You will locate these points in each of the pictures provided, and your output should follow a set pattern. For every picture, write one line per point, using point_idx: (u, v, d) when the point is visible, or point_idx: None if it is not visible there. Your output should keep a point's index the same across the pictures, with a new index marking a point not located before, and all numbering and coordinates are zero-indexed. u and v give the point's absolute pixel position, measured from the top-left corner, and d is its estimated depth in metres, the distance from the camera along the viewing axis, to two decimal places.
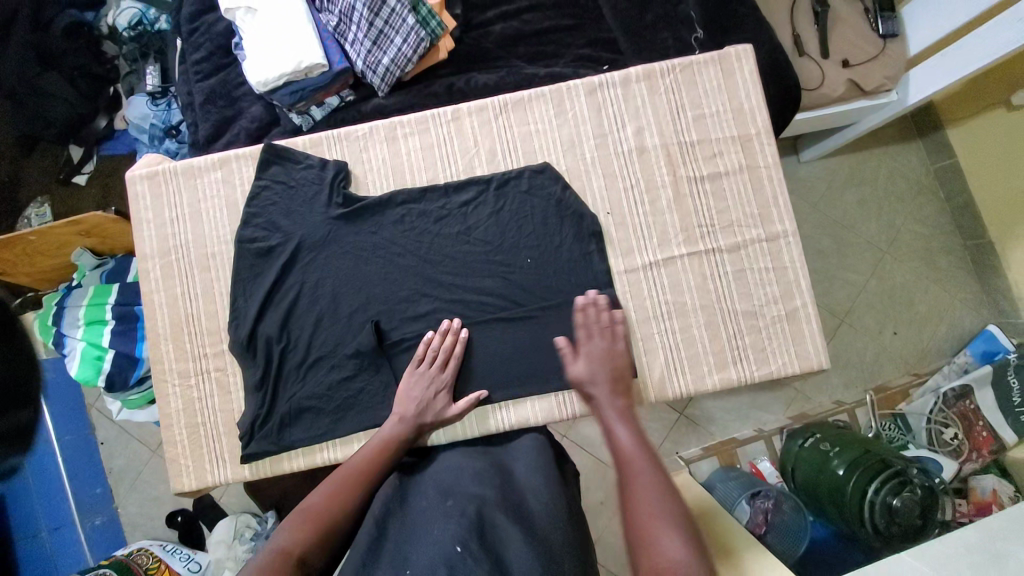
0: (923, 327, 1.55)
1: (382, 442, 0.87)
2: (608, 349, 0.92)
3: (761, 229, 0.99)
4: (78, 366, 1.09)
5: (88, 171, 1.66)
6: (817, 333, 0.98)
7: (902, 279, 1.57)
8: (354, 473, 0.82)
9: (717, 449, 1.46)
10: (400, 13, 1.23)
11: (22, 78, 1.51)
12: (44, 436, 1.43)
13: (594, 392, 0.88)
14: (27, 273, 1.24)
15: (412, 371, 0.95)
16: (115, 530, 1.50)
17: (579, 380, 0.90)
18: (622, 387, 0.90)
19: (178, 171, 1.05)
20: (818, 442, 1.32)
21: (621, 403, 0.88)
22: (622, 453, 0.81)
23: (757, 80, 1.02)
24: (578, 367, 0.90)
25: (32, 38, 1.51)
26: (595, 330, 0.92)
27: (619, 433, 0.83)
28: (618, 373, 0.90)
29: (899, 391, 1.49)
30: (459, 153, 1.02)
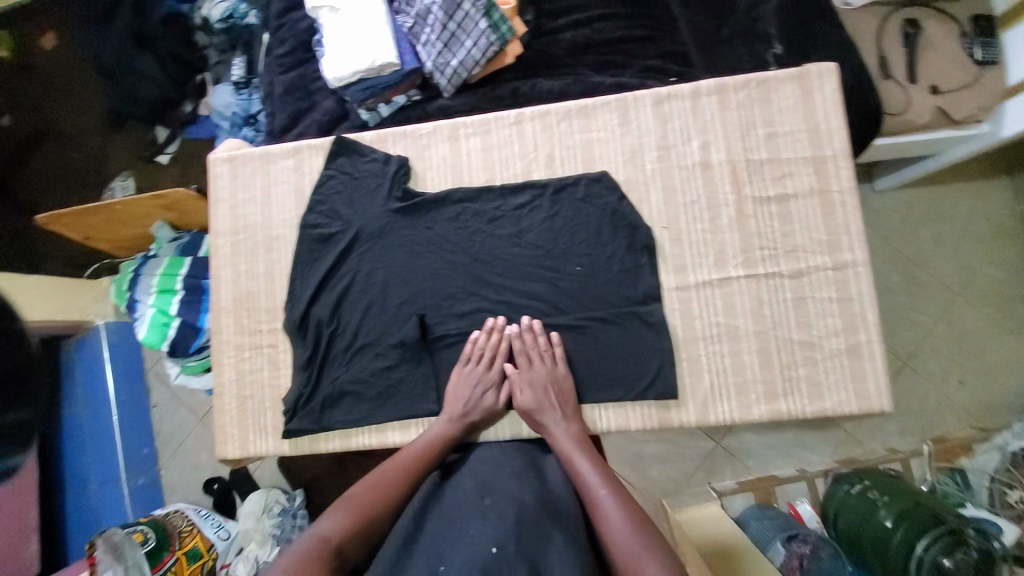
0: (997, 378, 1.42)
1: (430, 439, 0.89)
2: (551, 374, 0.93)
3: (828, 257, 0.93)
4: (146, 330, 1.18)
5: (168, 152, 1.84)
6: (880, 372, 0.91)
7: (975, 325, 1.45)
8: (402, 467, 0.84)
9: (754, 484, 1.39)
10: (473, 17, 1.27)
11: (118, 60, 1.67)
12: (105, 394, 1.57)
13: (546, 420, 0.89)
14: (106, 240, 1.32)
15: (463, 369, 0.96)
16: (154, 490, 1.63)
17: (527, 410, 0.91)
18: (571, 412, 0.91)
19: (254, 156, 1.12)
20: (866, 489, 1.23)
21: (574, 428, 0.89)
22: (580, 482, 0.79)
23: (838, 101, 0.97)
24: (525, 397, 0.91)
25: (134, 25, 1.65)
26: (535, 359, 0.93)
27: (575, 461, 0.82)
28: (565, 399, 0.92)
29: (959, 443, 1.36)
30: (518, 157, 1.03)
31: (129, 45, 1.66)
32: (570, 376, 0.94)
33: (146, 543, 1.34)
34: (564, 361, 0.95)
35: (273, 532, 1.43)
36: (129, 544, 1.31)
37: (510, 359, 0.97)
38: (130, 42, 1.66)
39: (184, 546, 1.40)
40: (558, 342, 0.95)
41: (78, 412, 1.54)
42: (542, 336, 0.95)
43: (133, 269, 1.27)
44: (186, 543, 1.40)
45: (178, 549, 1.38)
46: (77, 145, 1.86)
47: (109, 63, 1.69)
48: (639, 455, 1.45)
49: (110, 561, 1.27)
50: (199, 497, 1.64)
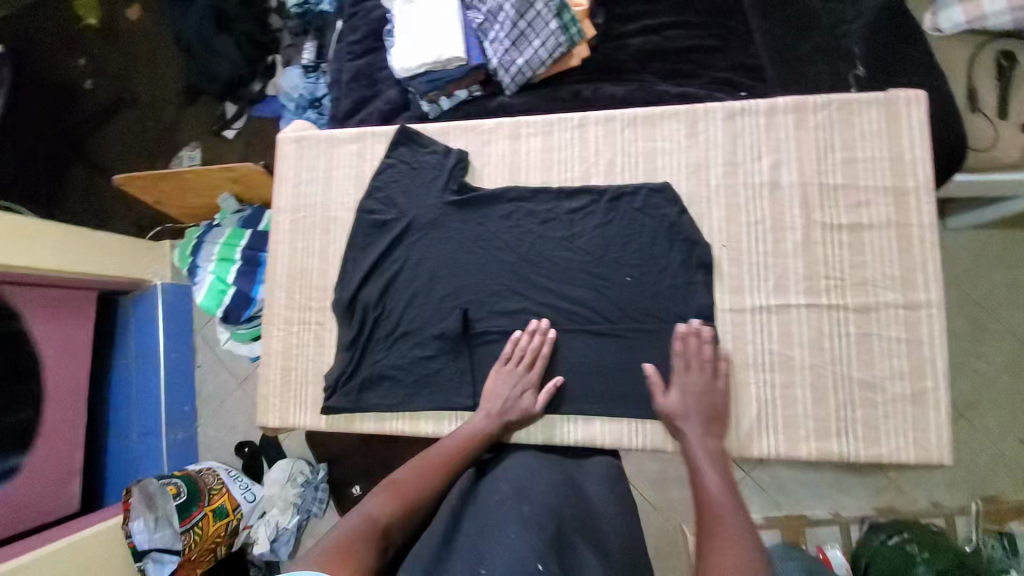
0: None
1: (464, 435, 0.90)
2: (705, 386, 0.88)
3: (900, 295, 0.88)
4: (204, 296, 1.25)
5: (235, 127, 1.91)
6: (945, 423, 0.85)
7: None
8: (439, 462, 0.85)
9: (784, 522, 1.34)
10: (545, 17, 1.26)
11: (199, 36, 1.78)
12: (155, 351, 1.67)
13: (685, 428, 0.86)
14: (174, 206, 1.39)
15: (504, 368, 0.95)
16: (190, 446, 1.73)
17: (668, 412, 0.88)
18: (715, 430, 0.86)
19: (320, 139, 1.16)
20: (904, 542, 1.18)
21: (712, 444, 0.85)
22: (709, 495, 0.78)
23: (927, 131, 0.91)
24: (671, 400, 0.88)
25: (217, 5, 1.75)
26: (695, 364, 0.89)
27: (706, 474, 0.81)
28: (713, 414, 0.87)
29: (1011, 507, 1.29)
30: (578, 160, 1.02)
31: (210, 23, 1.76)
32: (727, 396, 0.89)
33: (178, 496, 1.40)
34: (723, 376, 0.89)
35: (295, 501, 1.54)
36: (160, 495, 1.40)
37: (550, 363, 0.97)
38: (210, 21, 1.76)
39: (212, 503, 1.45)
40: (723, 359, 0.90)
41: (129, 365, 1.63)
42: (708, 345, 0.89)
43: (196, 236, 1.34)
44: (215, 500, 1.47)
45: (207, 505, 1.44)
46: (154, 114, 1.97)
47: (190, 38, 1.80)
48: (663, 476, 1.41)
49: (143, 510, 1.37)
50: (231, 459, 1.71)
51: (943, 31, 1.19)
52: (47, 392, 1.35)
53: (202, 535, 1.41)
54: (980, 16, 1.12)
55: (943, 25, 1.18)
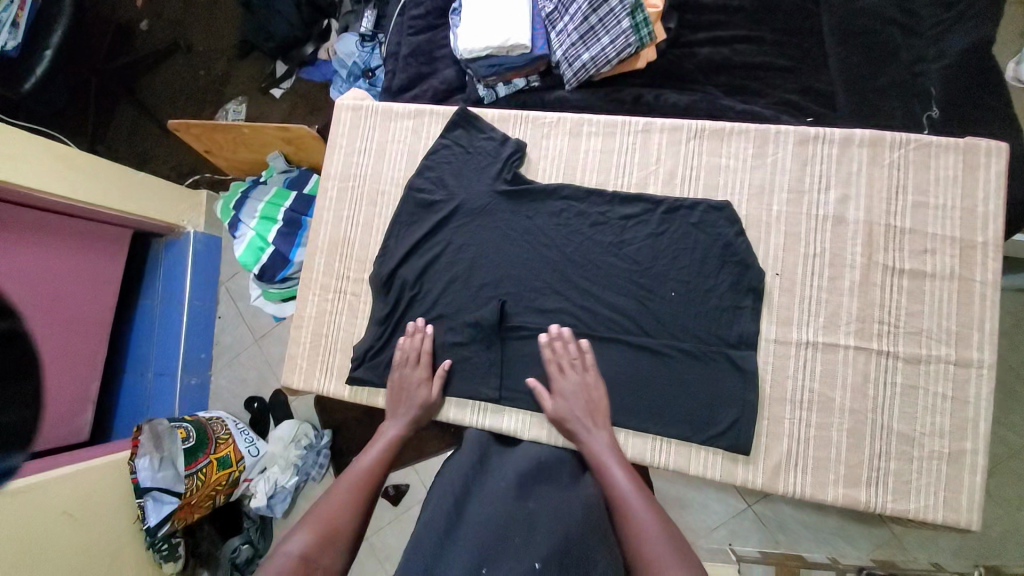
0: None
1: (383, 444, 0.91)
2: (582, 384, 0.91)
3: (953, 350, 0.85)
4: (243, 251, 1.27)
5: (283, 87, 1.93)
6: (979, 489, 0.82)
7: None
8: (360, 477, 0.85)
9: (778, 559, 1.26)
10: (617, 14, 1.22)
11: None
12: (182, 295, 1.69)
13: (575, 430, 0.88)
14: (223, 157, 1.39)
15: (400, 372, 0.99)
16: (201, 393, 1.75)
17: (559, 418, 0.90)
18: (603, 420, 0.89)
19: (378, 111, 1.15)
20: None
21: (607, 437, 0.87)
22: (611, 489, 0.79)
23: (1005, 185, 0.87)
24: (558, 405, 0.90)
25: None
26: (569, 370, 0.92)
27: (608, 469, 0.82)
28: (596, 409, 0.90)
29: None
30: (638, 167, 1.00)
31: None
32: (602, 388, 0.92)
33: (186, 440, 1.42)
34: (595, 372, 0.93)
35: (296, 461, 1.54)
36: (168, 437, 1.42)
37: None
38: None
39: (217, 452, 1.46)
40: (589, 350, 0.94)
41: (154, 306, 1.67)
42: (575, 344, 0.94)
43: (241, 190, 1.35)
44: (220, 450, 1.48)
45: (212, 453, 1.45)
46: (205, 64, 2.00)
47: None
48: (665, 495, 1.40)
49: (149, 449, 1.39)
50: (241, 413, 1.74)
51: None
52: (76, 318, 1.38)
53: (204, 482, 1.42)
54: None
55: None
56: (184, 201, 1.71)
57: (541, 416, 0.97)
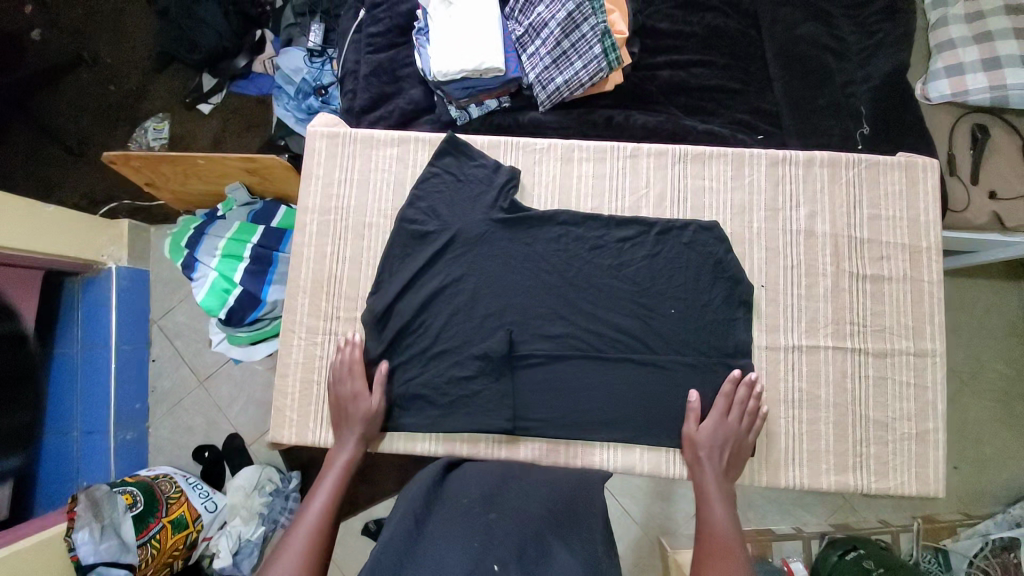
0: (985, 469, 1.54)
1: (331, 482, 0.89)
2: (733, 428, 0.93)
3: (911, 343, 0.98)
4: (205, 294, 1.15)
5: (213, 102, 1.77)
6: (941, 460, 0.96)
7: (974, 417, 1.56)
8: (318, 510, 0.83)
9: (752, 537, 1.43)
10: (589, 40, 1.26)
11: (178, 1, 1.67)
12: (107, 341, 1.48)
13: (704, 461, 0.91)
14: (169, 191, 1.25)
15: (336, 389, 0.98)
16: (139, 449, 1.55)
17: (696, 444, 0.92)
18: (731, 472, 0.93)
19: (356, 138, 1.09)
20: (861, 557, 1.31)
21: (726, 483, 0.91)
22: (715, 534, 0.84)
23: (939, 195, 1.02)
24: (701, 434, 0.92)
25: None
26: (736, 412, 0.93)
27: (715, 512, 0.87)
28: (731, 450, 0.93)
29: (946, 526, 1.46)
30: (629, 191, 1.04)
31: None
32: (754, 438, 0.94)
33: (132, 507, 1.25)
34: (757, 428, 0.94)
35: (261, 511, 1.40)
36: (108, 503, 1.24)
37: (596, 389, 0.98)
38: None
39: (170, 514, 1.30)
40: (763, 413, 0.95)
41: (74, 355, 1.45)
42: (759, 401, 0.94)
43: (195, 226, 1.22)
44: (172, 512, 1.31)
45: (164, 517, 1.28)
46: (116, 79, 1.78)
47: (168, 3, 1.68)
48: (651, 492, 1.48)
49: (88, 519, 1.21)
50: (192, 467, 1.56)
51: (932, 100, 1.35)
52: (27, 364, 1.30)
53: (159, 550, 1.25)
54: (963, 91, 1.31)
55: (932, 95, 1.35)
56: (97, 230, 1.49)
57: (557, 443, 0.99)
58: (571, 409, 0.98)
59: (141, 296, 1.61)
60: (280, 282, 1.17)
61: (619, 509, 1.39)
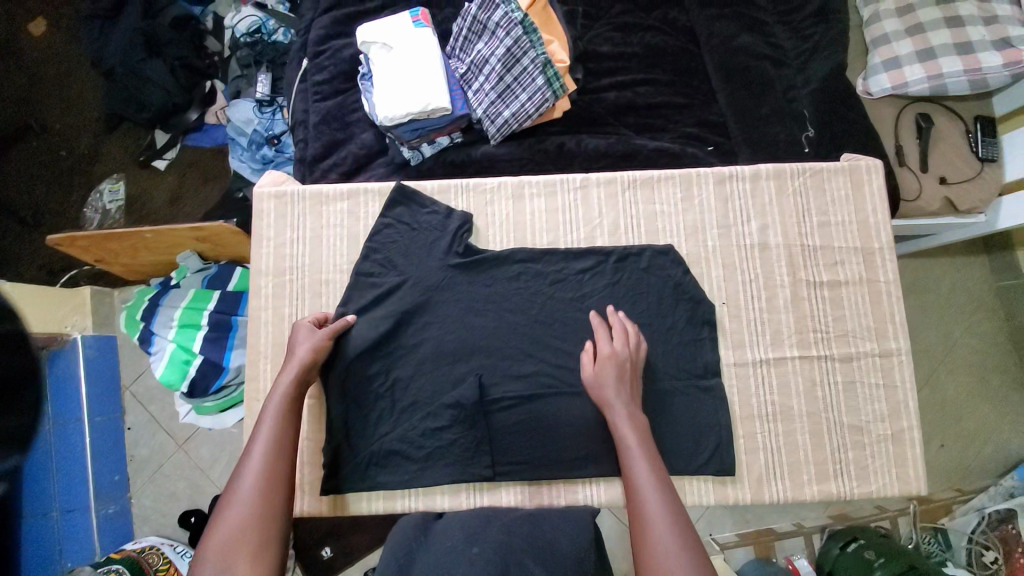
0: (971, 443, 1.56)
1: (277, 413, 0.84)
2: (618, 349, 0.91)
3: (875, 344, 0.99)
4: (164, 368, 1.11)
5: (168, 157, 1.74)
6: (919, 458, 0.97)
7: (954, 393, 1.59)
8: (270, 448, 0.80)
9: (754, 538, 1.43)
10: (531, 72, 1.27)
11: (123, 59, 1.62)
12: (77, 416, 1.43)
13: (609, 398, 0.87)
14: (121, 264, 1.22)
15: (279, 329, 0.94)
16: (123, 522, 1.49)
17: (592, 381, 0.89)
18: (637, 403, 0.89)
19: (304, 195, 1.08)
20: (862, 548, 1.29)
21: (638, 423, 0.86)
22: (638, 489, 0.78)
23: (885, 196, 1.04)
24: (590, 365, 0.90)
25: (142, 25, 1.61)
26: (619, 337, 0.92)
27: (636, 468, 0.80)
28: (628, 376, 0.89)
29: (941, 505, 1.51)
30: (583, 222, 1.05)
31: (139, 48, 1.61)
32: (644, 353, 0.93)
33: None
34: (639, 343, 0.94)
35: None
36: None
37: (572, 425, 0.96)
38: (140, 45, 1.61)
39: None
40: (636, 327, 0.95)
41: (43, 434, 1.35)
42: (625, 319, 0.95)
43: (150, 297, 1.19)
44: None
45: None
46: (65, 144, 1.74)
47: (112, 62, 1.64)
48: None
49: None
50: (178, 534, 1.49)
51: (874, 94, 1.39)
52: None
53: None
54: (902, 84, 1.35)
55: (873, 90, 1.38)
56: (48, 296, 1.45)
57: (540, 483, 0.97)
58: (550, 448, 0.96)
59: (112, 365, 1.55)
60: (242, 346, 1.14)
61: (618, 528, 1.36)
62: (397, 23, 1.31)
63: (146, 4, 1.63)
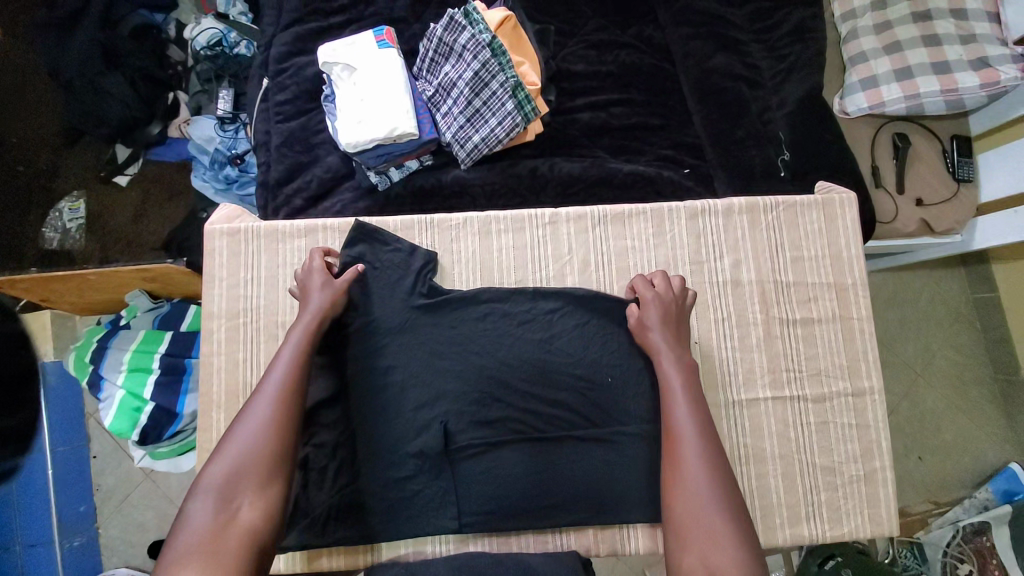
0: (948, 455, 1.56)
1: (290, 352, 0.83)
2: (666, 289, 0.95)
3: (848, 383, 0.99)
4: (113, 417, 1.07)
5: (129, 173, 1.64)
6: (892, 498, 0.96)
7: (932, 405, 1.58)
8: (281, 384, 0.79)
9: None
10: (500, 96, 1.23)
11: (81, 73, 1.49)
12: (38, 445, 1.29)
13: (658, 345, 0.90)
14: (69, 302, 1.21)
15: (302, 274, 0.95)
16: (90, 555, 1.34)
17: (639, 326, 0.93)
18: (685, 345, 0.91)
19: (259, 232, 1.03)
20: (840, 567, 1.26)
21: (686, 367, 0.87)
22: (677, 429, 0.80)
23: (858, 230, 1.05)
24: (642, 313, 0.93)
25: (101, 36, 1.49)
26: (660, 281, 0.95)
27: (676, 409, 0.82)
28: (672, 317, 0.93)
29: (918, 518, 1.51)
30: (553, 259, 1.03)
31: (96, 59, 1.48)
32: (689, 299, 0.96)
33: None
34: (687, 292, 0.97)
35: None
36: None
37: (542, 473, 0.93)
38: (97, 56, 1.48)
39: None
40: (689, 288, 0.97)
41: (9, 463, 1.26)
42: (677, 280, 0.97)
43: (98, 338, 1.16)
44: None
45: None
46: (23, 158, 1.63)
47: (69, 72, 1.50)
48: None
49: None
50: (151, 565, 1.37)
51: (851, 114, 1.36)
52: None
53: None
54: (880, 103, 1.32)
55: (850, 109, 1.36)
56: (8, 320, 1.37)
57: (507, 534, 0.95)
58: (519, 497, 0.92)
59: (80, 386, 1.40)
60: (195, 390, 1.12)
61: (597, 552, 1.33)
62: (361, 44, 1.26)
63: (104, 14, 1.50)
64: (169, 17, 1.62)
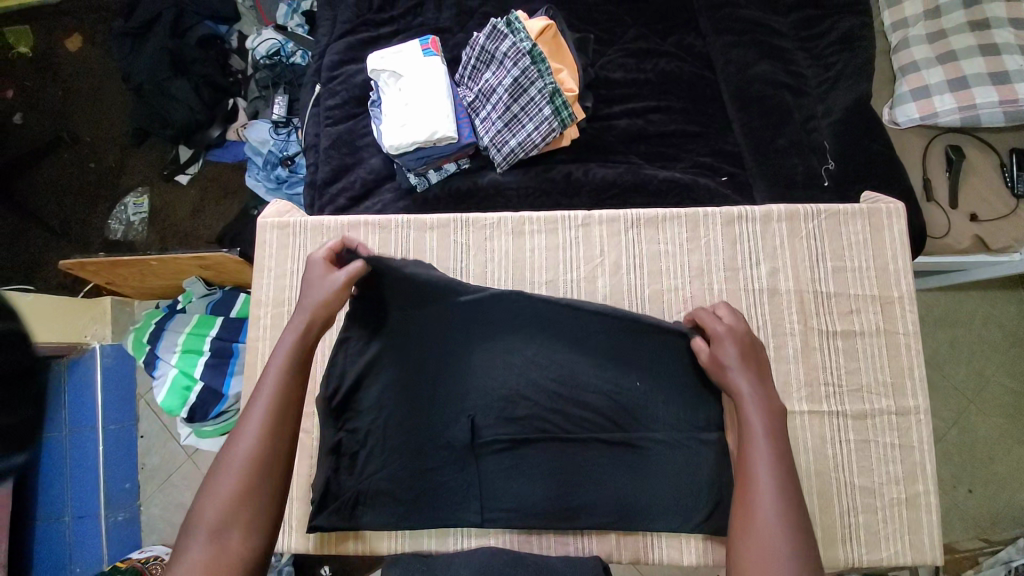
0: (1002, 489, 1.45)
1: (281, 370, 0.77)
2: (731, 326, 0.88)
3: (892, 401, 0.95)
4: (166, 394, 1.17)
5: (190, 172, 1.76)
6: (935, 526, 0.91)
7: (985, 434, 1.48)
8: (271, 409, 0.74)
9: None
10: (538, 102, 1.26)
11: (152, 78, 1.62)
12: (91, 423, 1.38)
13: (735, 379, 0.83)
14: (132, 284, 1.33)
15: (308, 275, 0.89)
16: (132, 530, 1.42)
17: (713, 359, 0.87)
18: (768, 384, 0.83)
19: (305, 226, 1.09)
20: None
21: (770, 410, 0.80)
22: (751, 477, 0.73)
23: (907, 243, 1.01)
24: (724, 346, 0.86)
25: (171, 45, 1.62)
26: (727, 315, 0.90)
27: (755, 453, 0.75)
28: (749, 353, 0.86)
29: (967, 555, 1.40)
30: (584, 261, 1.05)
31: (165, 67, 1.61)
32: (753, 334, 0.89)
33: None
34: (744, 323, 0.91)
35: None
36: None
37: (567, 472, 0.94)
38: (165, 64, 1.61)
39: None
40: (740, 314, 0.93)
41: (62, 440, 1.35)
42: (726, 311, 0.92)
43: (156, 320, 1.27)
44: None
45: None
46: (94, 156, 1.78)
47: (141, 78, 1.63)
48: None
49: None
50: None
51: (901, 125, 1.32)
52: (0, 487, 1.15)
53: None
54: (932, 114, 1.27)
55: (900, 120, 1.31)
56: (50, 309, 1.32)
57: (529, 533, 0.97)
58: (541, 495, 0.94)
59: (131, 369, 1.51)
60: (241, 373, 1.20)
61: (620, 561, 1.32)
62: (408, 52, 1.32)
63: (175, 25, 1.64)
64: (232, 28, 1.74)
